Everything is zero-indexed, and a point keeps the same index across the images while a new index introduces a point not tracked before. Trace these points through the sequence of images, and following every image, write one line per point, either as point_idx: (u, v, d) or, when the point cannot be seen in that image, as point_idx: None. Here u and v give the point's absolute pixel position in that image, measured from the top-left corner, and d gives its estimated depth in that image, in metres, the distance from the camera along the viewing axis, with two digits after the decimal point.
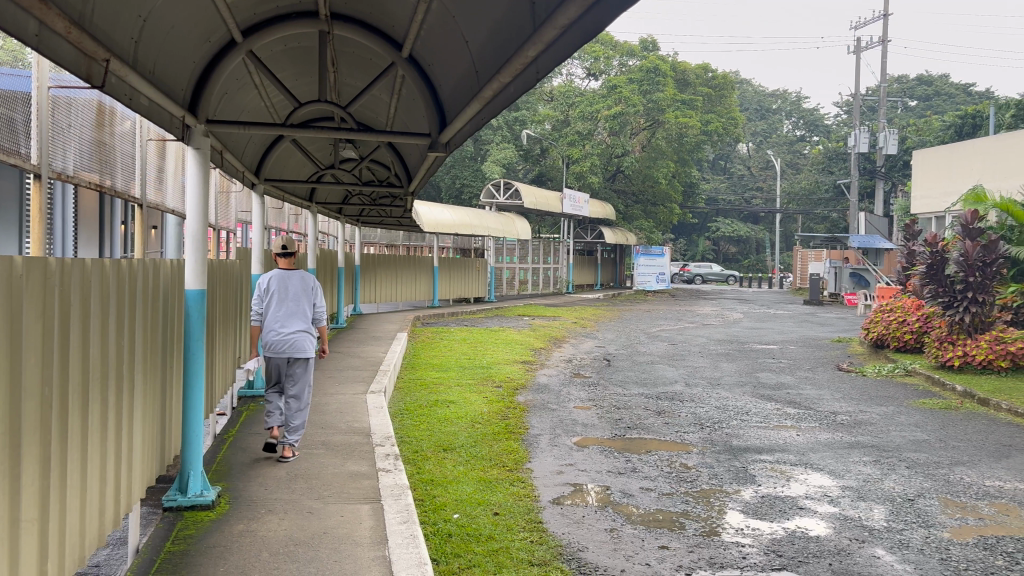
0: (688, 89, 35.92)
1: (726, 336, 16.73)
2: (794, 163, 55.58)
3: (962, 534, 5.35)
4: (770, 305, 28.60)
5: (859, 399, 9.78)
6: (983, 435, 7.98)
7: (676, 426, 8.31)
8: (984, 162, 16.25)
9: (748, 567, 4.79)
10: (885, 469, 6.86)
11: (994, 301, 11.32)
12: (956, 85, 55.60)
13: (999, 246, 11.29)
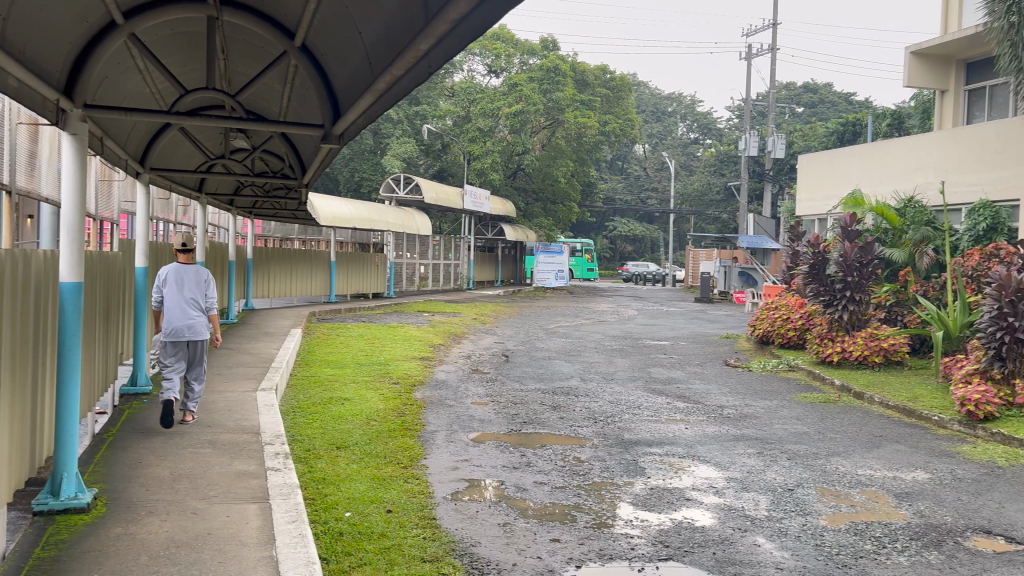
0: (587, 89, 36.47)
1: (621, 332, 17.09)
2: (688, 164, 57.22)
3: (837, 521, 5.63)
4: (664, 302, 29.42)
5: (744, 393, 10.16)
6: (857, 427, 8.41)
7: (570, 420, 8.43)
8: (862, 168, 17.14)
9: (636, 557, 4.91)
10: (768, 460, 7.15)
11: (869, 300, 11.95)
12: (838, 93, 58.39)
13: (875, 247, 11.90)
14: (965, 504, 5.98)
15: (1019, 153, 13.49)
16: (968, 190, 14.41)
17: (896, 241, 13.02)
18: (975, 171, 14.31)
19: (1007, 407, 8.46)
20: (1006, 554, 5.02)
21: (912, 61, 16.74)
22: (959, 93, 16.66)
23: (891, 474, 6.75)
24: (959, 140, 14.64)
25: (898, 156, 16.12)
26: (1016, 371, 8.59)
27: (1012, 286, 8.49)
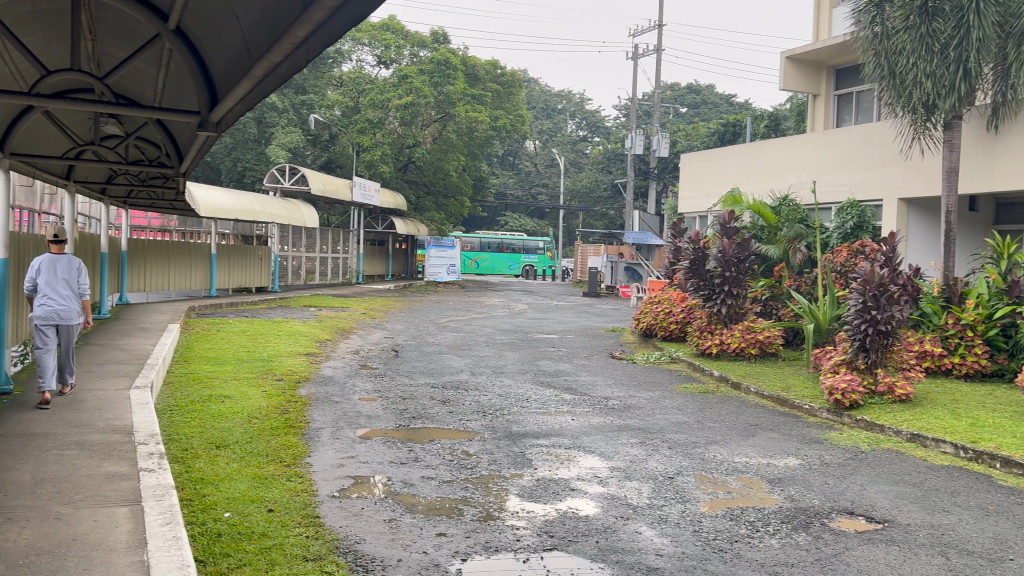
0: (478, 84, 36.50)
1: (511, 326, 17.21)
2: (577, 161, 58.16)
3: (714, 507, 5.84)
4: (553, 297, 29.86)
5: (629, 385, 10.41)
6: (734, 416, 8.77)
7: (459, 415, 8.42)
8: (741, 167, 17.83)
9: (521, 548, 4.95)
10: (650, 449, 7.35)
11: (746, 294, 12.46)
12: (720, 95, 60.58)
13: (751, 243, 12.35)
14: (831, 488, 6.32)
15: (881, 156, 14.34)
16: (837, 190, 15.22)
17: (771, 237, 13.56)
18: (843, 172, 15.14)
19: (870, 394, 8.99)
20: (866, 533, 5.33)
21: (786, 66, 17.48)
22: (829, 98, 17.55)
23: (764, 460, 7.06)
24: (828, 143, 15.46)
25: (774, 157, 16.85)
26: (877, 361, 9.13)
27: (874, 281, 9.04)
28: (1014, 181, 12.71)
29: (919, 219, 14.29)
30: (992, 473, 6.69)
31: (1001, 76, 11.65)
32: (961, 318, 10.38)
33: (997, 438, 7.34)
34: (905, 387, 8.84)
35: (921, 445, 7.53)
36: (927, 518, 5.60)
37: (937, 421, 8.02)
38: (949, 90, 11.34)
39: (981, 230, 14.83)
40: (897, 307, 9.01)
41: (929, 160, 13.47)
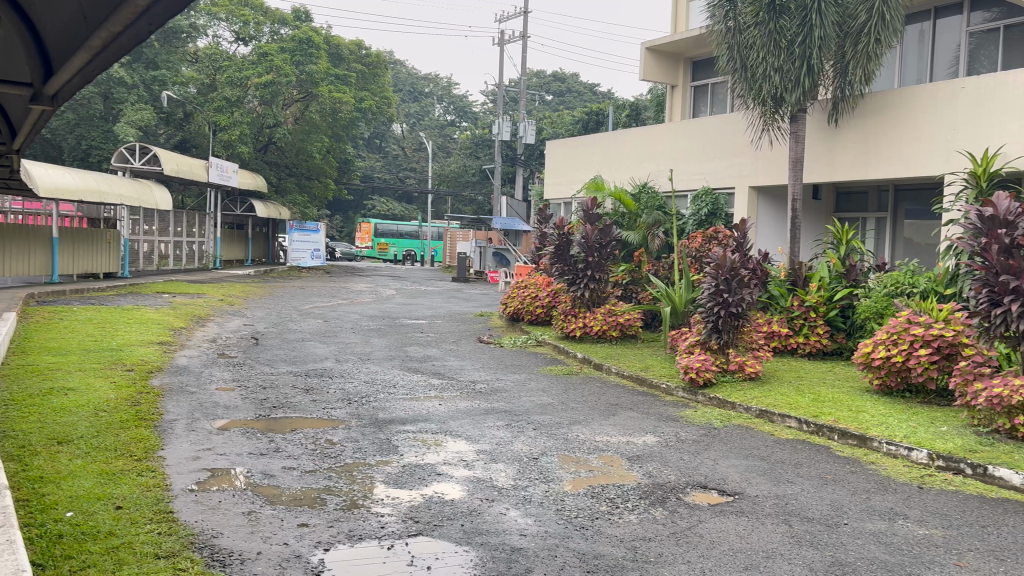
0: (342, 64, 35.73)
1: (377, 312, 17.01)
2: (445, 146, 58.05)
3: (577, 486, 5.98)
4: (421, 282, 29.72)
5: (496, 368, 10.52)
6: (596, 396, 9.01)
7: (322, 403, 8.26)
8: (603, 154, 18.27)
9: (386, 535, 4.91)
10: (515, 431, 7.45)
11: (608, 278, 12.77)
12: (584, 84, 61.91)
13: (613, 229, 12.63)
14: (687, 463, 6.59)
15: (734, 147, 15.04)
16: (693, 178, 15.84)
17: (631, 224, 13.96)
18: (699, 161, 15.75)
19: (722, 373, 9.45)
20: (719, 505, 5.60)
21: (646, 56, 17.97)
22: (687, 89, 18.24)
23: (624, 439, 7.28)
24: (686, 133, 16.03)
25: (634, 145, 17.35)
26: (729, 341, 9.59)
27: (726, 265, 9.46)
28: (852, 172, 13.60)
29: (768, 207, 15.10)
30: (830, 444, 7.17)
31: (839, 73, 12.44)
32: (805, 300, 11.05)
33: (835, 411, 7.87)
34: (754, 365, 9.33)
35: (768, 420, 7.98)
36: (773, 489, 5.94)
37: (783, 397, 8.52)
38: (794, 85, 12.06)
39: (822, 218, 15.82)
40: (747, 291, 9.45)
41: (776, 150, 14.23)
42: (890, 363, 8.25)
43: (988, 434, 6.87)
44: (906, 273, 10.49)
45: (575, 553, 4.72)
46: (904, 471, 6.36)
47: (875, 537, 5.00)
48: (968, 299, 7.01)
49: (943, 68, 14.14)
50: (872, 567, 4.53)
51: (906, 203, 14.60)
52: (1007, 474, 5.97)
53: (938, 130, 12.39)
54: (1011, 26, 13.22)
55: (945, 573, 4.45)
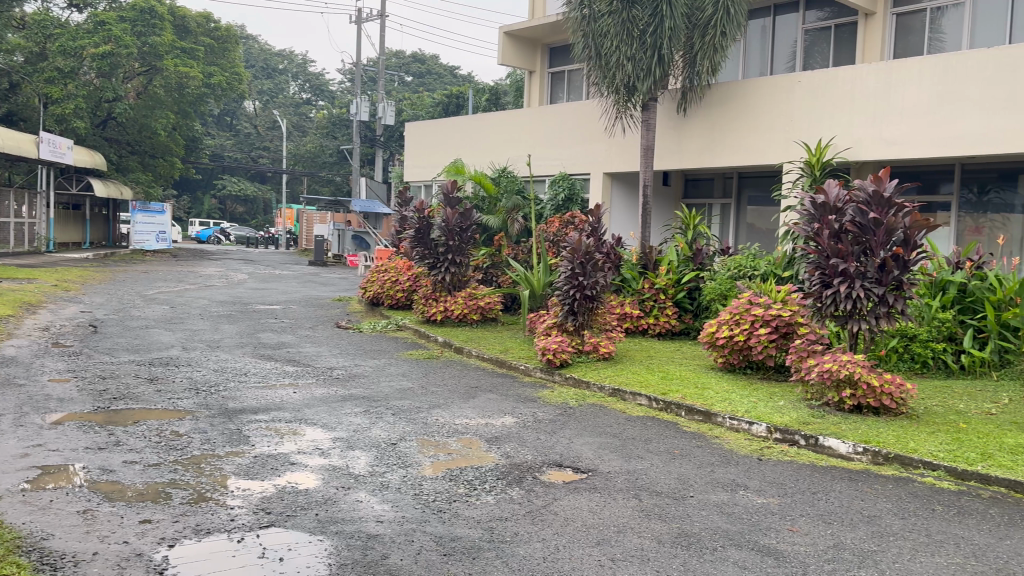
0: (189, 37, 34.03)
1: (229, 297, 16.36)
2: (301, 125, 56.45)
3: (434, 469, 5.98)
4: (276, 265, 28.83)
5: (354, 354, 10.35)
6: (456, 379, 9.05)
7: (168, 393, 7.87)
8: (463, 139, 18.27)
9: (236, 528, 4.73)
10: (373, 417, 7.35)
11: (468, 262, 12.76)
12: (444, 66, 61.71)
13: (473, 213, 12.59)
14: (543, 443, 6.72)
15: (590, 133, 15.37)
16: (551, 163, 16.09)
17: (491, 208, 14.10)
18: (557, 147, 15.99)
19: (578, 354, 9.70)
20: (573, 483, 5.74)
21: (505, 42, 18.04)
22: (544, 75, 18.53)
23: (483, 420, 7.34)
24: (546, 118, 16.22)
25: (494, 130, 17.44)
26: (584, 323, 9.81)
27: (581, 250, 9.59)
28: (699, 160, 14.19)
29: (621, 192, 15.56)
30: (678, 420, 7.49)
31: (688, 64, 12.91)
32: (655, 283, 11.46)
33: (683, 388, 8.24)
34: (607, 346, 9.64)
35: (621, 398, 8.24)
36: (624, 465, 6.15)
37: (635, 375, 8.85)
38: (646, 73, 12.44)
39: (672, 203, 16.43)
40: (601, 274, 9.66)
41: (629, 138, 14.65)
42: (733, 341, 8.69)
43: (819, 407, 7.39)
44: (748, 256, 11.11)
45: (431, 536, 4.71)
46: (745, 444, 6.72)
47: (718, 507, 5.27)
48: (802, 281, 7.48)
49: (781, 62, 15.02)
50: (715, 536, 4.76)
51: (749, 190, 15.44)
52: (835, 443, 6.42)
53: (776, 121, 13.13)
54: (841, 25, 14.18)
55: (779, 538, 4.75)
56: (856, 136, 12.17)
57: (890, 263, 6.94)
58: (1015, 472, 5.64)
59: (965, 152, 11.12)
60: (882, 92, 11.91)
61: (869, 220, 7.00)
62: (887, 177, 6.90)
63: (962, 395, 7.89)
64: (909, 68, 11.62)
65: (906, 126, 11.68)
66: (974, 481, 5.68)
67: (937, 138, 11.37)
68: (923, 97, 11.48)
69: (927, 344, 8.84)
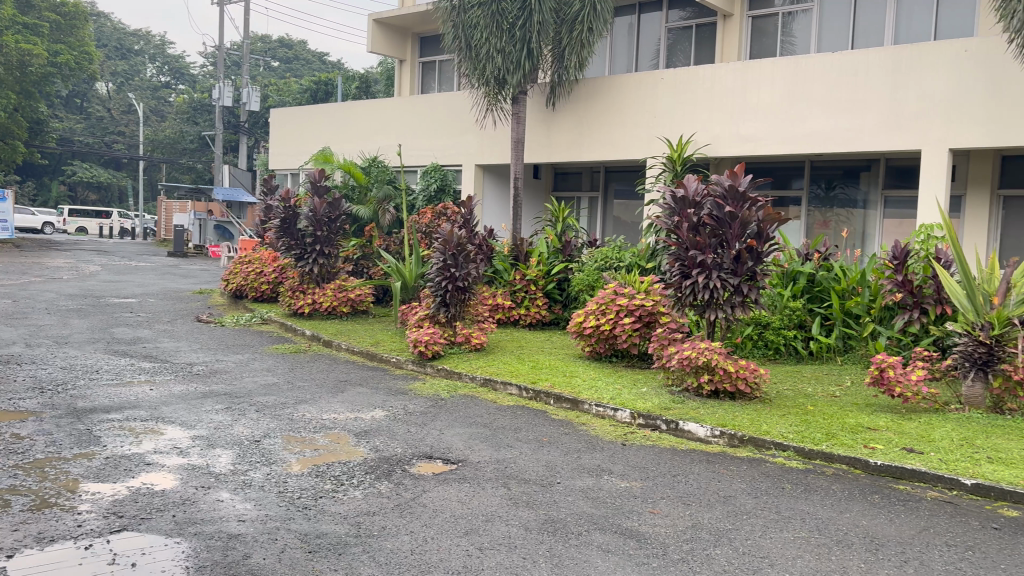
0: (32, 12, 31.78)
1: (79, 290, 15.39)
2: (159, 110, 53.81)
3: (299, 466, 5.84)
4: (133, 257, 27.36)
5: (216, 349, 9.95)
6: (324, 373, 8.85)
7: (8, 393, 7.31)
8: (332, 127, 17.88)
9: (83, 535, 4.46)
10: (236, 414, 7.09)
11: (337, 253, 12.52)
12: (312, 53, 60.27)
13: (342, 203, 12.31)
14: (413, 435, 6.67)
15: (461, 124, 15.38)
16: (422, 154, 15.99)
17: (361, 198, 13.88)
18: (428, 137, 15.92)
19: (450, 345, 9.70)
20: (442, 474, 5.73)
21: (374, 29, 17.75)
22: (415, 65, 18.39)
23: (351, 415, 7.21)
24: (416, 108, 16.11)
25: (363, 119, 17.16)
26: (456, 314, 9.80)
27: (453, 241, 9.57)
28: (568, 153, 14.44)
29: (492, 184, 15.66)
30: (547, 408, 7.62)
31: (556, 58, 13.10)
32: (526, 274, 11.60)
33: (551, 377, 8.38)
34: (479, 337, 9.69)
35: (492, 388, 8.30)
36: (494, 455, 6.19)
37: (505, 365, 8.93)
38: (515, 67, 12.55)
39: (543, 195, 16.65)
40: (473, 265, 9.68)
41: (500, 131, 14.76)
42: (599, 331, 8.91)
43: (680, 392, 7.68)
44: (614, 248, 11.41)
45: (296, 534, 4.59)
46: (610, 430, 6.91)
47: (583, 493, 5.38)
48: (663, 272, 7.73)
49: (646, 59, 15.48)
50: (580, 521, 4.87)
51: (615, 184, 15.86)
52: (694, 427, 6.69)
53: (641, 117, 13.52)
54: (702, 25, 14.75)
55: (641, 520, 4.91)
56: (715, 132, 12.71)
57: (744, 254, 7.30)
58: (855, 450, 6.04)
59: (814, 150, 11.79)
60: (738, 91, 12.47)
61: (725, 214, 7.33)
62: (741, 172, 7.22)
63: (810, 379, 8.40)
64: (763, 69, 12.23)
65: (760, 124, 12.28)
66: (819, 459, 6.04)
67: (788, 136, 12.01)
68: (776, 97, 12.11)
69: (780, 332, 9.34)
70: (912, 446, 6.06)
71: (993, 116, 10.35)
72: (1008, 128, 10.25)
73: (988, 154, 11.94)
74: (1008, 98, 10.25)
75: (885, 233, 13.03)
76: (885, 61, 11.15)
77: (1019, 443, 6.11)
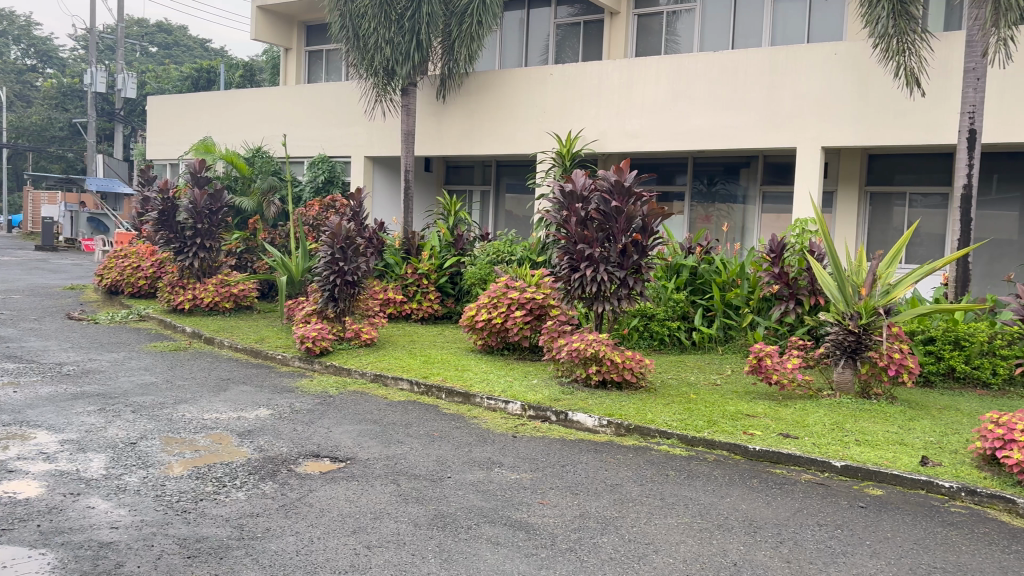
0: None
1: None
2: (24, 95, 50.67)
3: (177, 468, 5.59)
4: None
5: (88, 348, 9.44)
6: (206, 371, 8.54)
7: None
8: (214, 116, 17.25)
9: None
10: (109, 416, 6.74)
11: (219, 247, 12.09)
12: (193, 39, 58.09)
13: (224, 195, 11.87)
14: (299, 434, 6.50)
15: (349, 115, 15.12)
16: (309, 145, 15.64)
17: (245, 188, 13.47)
18: (315, 128, 15.58)
19: (338, 341, 9.53)
20: (330, 473, 5.61)
21: (258, 16, 17.21)
22: (301, 54, 17.95)
23: (234, 415, 6.97)
24: (302, 97, 15.73)
25: (247, 108, 16.63)
26: (345, 309, 9.62)
27: (341, 234, 9.35)
28: (459, 146, 14.39)
29: (381, 176, 15.47)
30: (438, 403, 7.57)
31: (446, 50, 13.03)
32: (418, 268, 11.50)
33: (443, 371, 8.35)
34: (369, 332, 9.56)
35: (382, 383, 8.20)
36: (383, 451, 6.10)
37: (396, 360, 8.83)
38: (405, 58, 12.42)
39: (434, 188, 16.54)
40: (362, 259, 9.52)
41: (389, 122, 14.58)
42: (491, 324, 8.94)
43: (569, 383, 7.78)
44: (505, 242, 11.44)
45: (174, 540, 4.40)
46: (501, 422, 6.93)
47: (473, 486, 5.37)
48: (553, 265, 7.81)
49: (535, 53, 15.61)
50: (470, 515, 4.86)
51: (507, 178, 15.94)
52: (583, 417, 6.79)
53: (531, 111, 13.62)
54: (589, 22, 14.95)
55: (530, 511, 4.94)
56: (602, 128, 12.93)
57: (630, 248, 7.46)
58: (735, 436, 6.26)
59: (698, 147, 12.15)
60: (625, 88, 12.72)
61: (612, 208, 7.45)
62: (627, 167, 7.36)
63: (693, 368, 8.67)
64: (648, 66, 12.50)
65: (646, 121, 12.57)
66: (701, 445, 6.23)
67: (673, 133, 12.34)
68: (660, 94, 12.41)
69: (664, 323, 9.59)
70: (788, 431, 6.33)
71: (861, 117, 10.92)
72: (875, 128, 10.83)
73: (856, 152, 12.57)
74: (874, 100, 10.82)
75: (763, 227, 13.59)
76: (763, 61, 11.58)
77: (884, 425, 6.48)
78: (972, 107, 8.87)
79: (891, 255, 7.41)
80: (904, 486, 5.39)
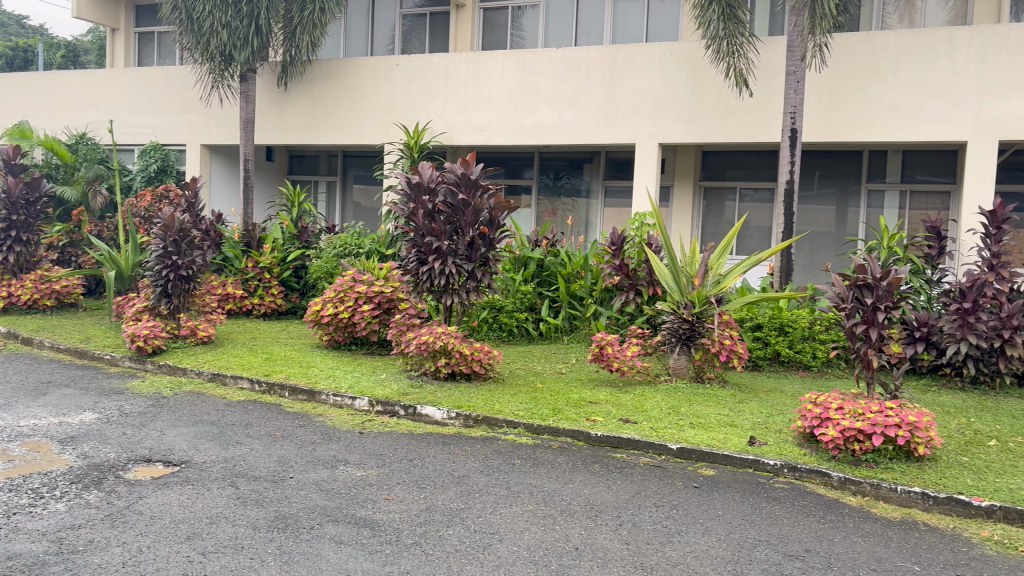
0: None
1: None
2: None
3: None
4: None
5: None
6: (23, 374, 7.88)
7: None
8: (30, 98, 15.95)
9: None
10: None
11: (38, 240, 11.21)
12: (8, 14, 53.54)
13: (42, 184, 11.05)
14: (128, 438, 6.12)
15: (184, 101, 14.37)
16: (140, 132, 14.76)
17: (68, 178, 12.57)
18: (147, 113, 14.71)
19: (173, 339, 9.06)
20: (161, 478, 5.31)
21: None
22: (130, 34, 16.92)
23: (56, 420, 6.48)
24: (132, 80, 14.80)
25: (69, 90, 15.48)
26: (179, 306, 9.14)
27: (174, 227, 8.84)
28: (303, 136, 13.98)
29: (219, 166, 14.83)
30: (281, 402, 7.33)
31: (288, 36, 12.66)
32: (259, 261, 11.10)
33: (286, 368, 8.10)
34: (207, 329, 9.12)
35: (221, 382, 7.86)
36: (221, 453, 5.84)
37: (236, 359, 8.48)
38: (242, 43, 11.99)
39: (277, 179, 16.01)
40: (198, 252, 9.07)
41: (228, 109, 13.98)
42: (337, 318, 8.75)
43: (417, 377, 7.73)
44: (352, 235, 11.25)
45: None
46: (347, 419, 6.79)
47: (317, 485, 5.23)
48: (401, 258, 7.72)
49: (382, 44, 15.41)
50: (312, 515, 4.73)
51: (354, 169, 15.67)
52: (431, 411, 6.76)
53: (378, 102, 13.42)
54: (436, 13, 14.91)
55: (375, 507, 4.86)
56: (450, 121, 12.92)
57: (476, 240, 7.49)
58: (578, 423, 6.41)
59: (543, 141, 12.36)
60: (472, 81, 12.76)
61: (459, 201, 7.45)
62: (473, 160, 7.38)
63: (539, 358, 8.82)
64: (495, 60, 12.59)
65: (493, 115, 12.66)
66: (547, 433, 6.35)
67: (519, 127, 12.49)
68: (508, 89, 12.53)
69: (512, 314, 9.71)
70: (627, 417, 6.55)
71: (696, 116, 11.44)
72: (708, 126, 11.38)
73: (691, 149, 13.15)
74: (708, 100, 11.37)
75: (606, 221, 14.00)
76: (605, 59, 11.91)
77: (716, 408, 6.82)
78: (793, 108, 9.48)
79: (722, 247, 7.73)
80: (734, 465, 5.69)
